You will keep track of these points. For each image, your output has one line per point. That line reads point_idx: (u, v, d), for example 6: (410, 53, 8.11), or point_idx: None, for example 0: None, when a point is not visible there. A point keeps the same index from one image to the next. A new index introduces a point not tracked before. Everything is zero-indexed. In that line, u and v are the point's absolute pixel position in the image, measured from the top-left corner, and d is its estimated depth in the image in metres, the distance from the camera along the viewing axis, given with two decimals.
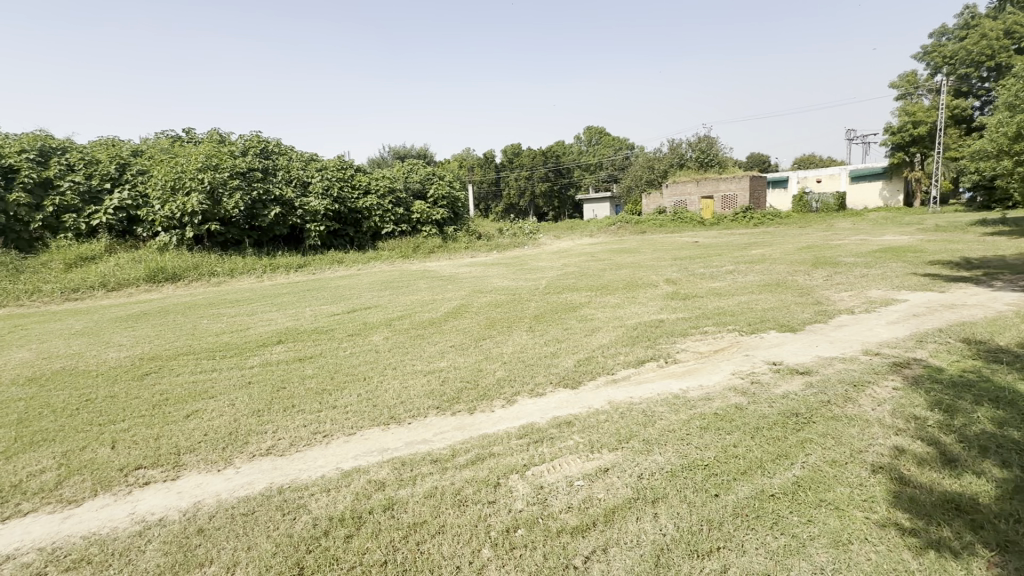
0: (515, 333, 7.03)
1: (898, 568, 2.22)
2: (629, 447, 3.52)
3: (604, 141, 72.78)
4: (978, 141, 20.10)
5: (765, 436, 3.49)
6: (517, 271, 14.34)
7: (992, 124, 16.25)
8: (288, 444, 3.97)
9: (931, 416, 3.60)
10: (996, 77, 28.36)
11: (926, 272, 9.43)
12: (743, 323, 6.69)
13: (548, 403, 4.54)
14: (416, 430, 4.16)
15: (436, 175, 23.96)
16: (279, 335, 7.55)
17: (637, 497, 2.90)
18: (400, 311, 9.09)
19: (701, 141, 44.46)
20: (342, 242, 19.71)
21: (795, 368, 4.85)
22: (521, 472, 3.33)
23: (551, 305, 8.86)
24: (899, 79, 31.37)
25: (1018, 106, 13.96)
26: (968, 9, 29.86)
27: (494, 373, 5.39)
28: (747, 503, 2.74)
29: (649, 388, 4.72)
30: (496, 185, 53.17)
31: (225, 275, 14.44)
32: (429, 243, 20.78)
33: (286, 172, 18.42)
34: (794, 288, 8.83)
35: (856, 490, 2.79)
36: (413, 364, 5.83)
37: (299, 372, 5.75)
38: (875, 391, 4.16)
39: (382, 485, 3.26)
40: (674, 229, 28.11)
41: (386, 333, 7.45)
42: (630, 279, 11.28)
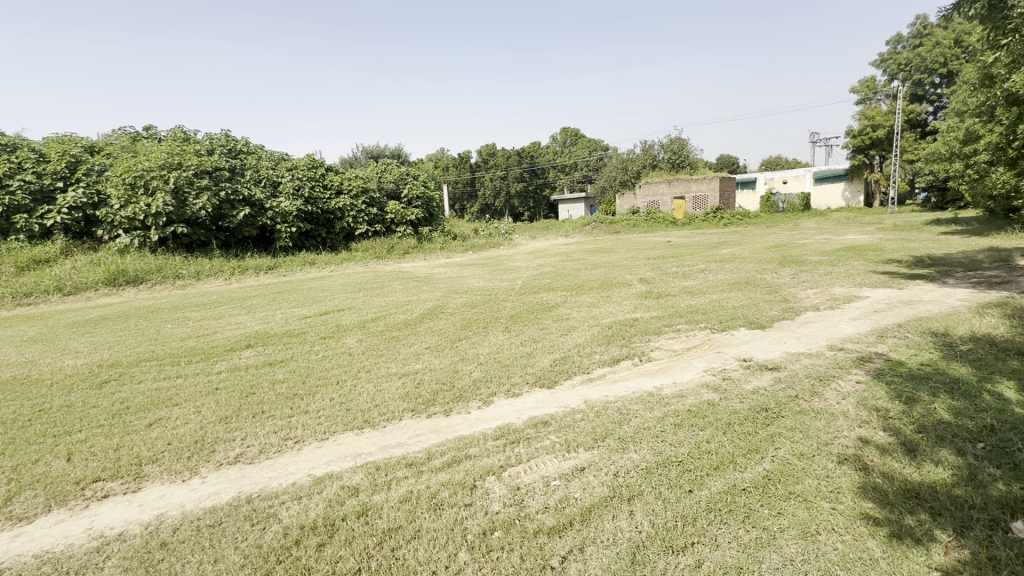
0: (492, 334, 7.01)
1: (863, 557, 2.28)
2: (605, 446, 3.54)
3: (578, 142, 73.51)
4: (933, 144, 21.08)
5: (737, 431, 3.56)
6: (493, 271, 14.34)
7: (946, 128, 17.07)
8: (257, 451, 3.86)
9: (892, 407, 3.75)
10: (948, 83, 30.03)
11: (886, 270, 9.84)
12: (714, 320, 6.83)
13: (524, 404, 4.54)
14: (391, 433, 4.10)
15: (411, 175, 23.75)
16: (248, 339, 7.33)
17: (613, 495, 2.92)
18: (374, 312, 8.95)
19: (672, 142, 45.35)
20: (314, 243, 19.30)
21: (765, 364, 4.97)
22: (498, 474, 3.31)
23: (527, 305, 8.86)
24: (859, 84, 32.60)
25: (968, 112, 14.71)
26: (920, 19, 31.06)
27: (470, 374, 5.35)
28: (719, 498, 2.79)
29: (623, 386, 4.77)
30: (471, 186, 52.96)
31: (190, 278, 13.96)
32: (404, 244, 20.58)
33: (255, 172, 17.94)
34: (762, 286, 9.07)
35: (823, 482, 2.87)
36: (388, 367, 5.74)
37: (268, 377, 5.60)
38: (840, 385, 4.30)
39: (356, 491, 3.19)
40: (646, 229, 28.59)
41: (360, 336, 7.31)
42: (606, 278, 11.39)
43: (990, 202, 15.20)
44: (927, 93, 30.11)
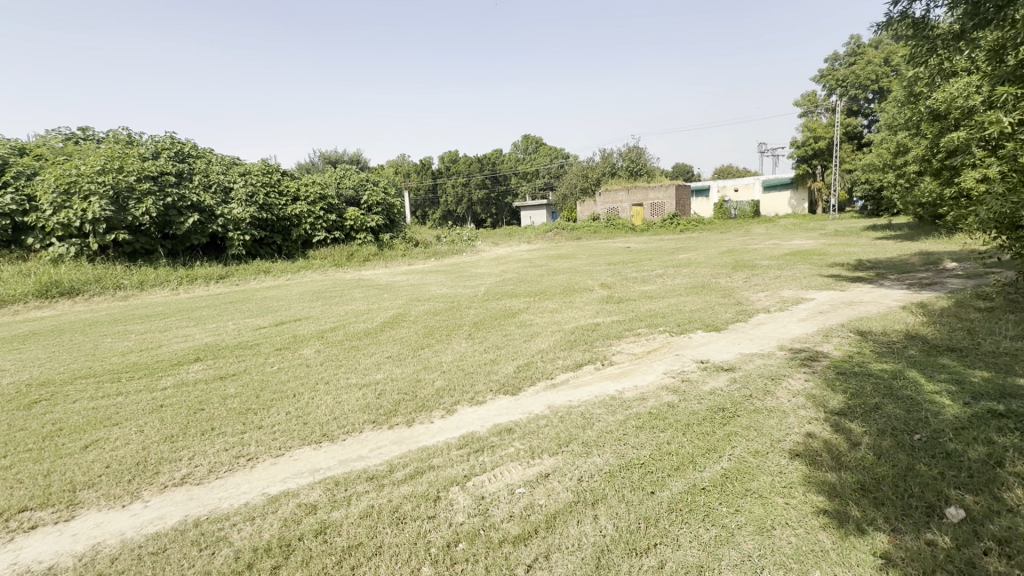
0: (455, 341, 6.94)
1: (815, 549, 2.37)
2: (569, 451, 3.56)
3: (540, 150, 74.46)
4: (868, 155, 22.57)
5: (695, 432, 3.66)
6: (456, 278, 14.25)
7: (879, 140, 18.33)
8: (206, 471, 3.66)
9: (838, 403, 3.95)
10: (880, 98, 32.28)
11: (829, 273, 10.42)
12: (673, 324, 7.02)
13: (488, 411, 4.51)
14: (351, 446, 3.97)
15: (370, 181, 23.37)
16: (197, 352, 6.95)
17: (577, 500, 2.93)
18: (333, 322, 8.69)
19: (630, 151, 46.57)
20: (269, 251, 18.64)
21: (720, 365, 5.14)
22: (462, 484, 3.26)
23: (489, 312, 8.84)
24: (801, 98, 34.56)
25: (898, 126, 15.84)
26: (854, 39, 33.42)
27: (433, 383, 5.27)
28: (680, 498, 2.85)
29: (586, 391, 4.82)
30: (433, 193, 52.56)
31: (133, 288, 13.17)
32: (364, 251, 20.18)
33: (205, 176, 17.12)
34: (717, 290, 9.41)
35: (776, 478, 2.98)
36: (347, 378, 5.57)
37: (219, 392, 5.32)
38: (790, 383, 4.49)
39: (313, 508, 3.06)
40: (606, 236, 29.19)
41: (318, 346, 7.07)
42: (568, 284, 11.52)
43: (919, 210, 16.39)
44: (862, 108, 32.37)
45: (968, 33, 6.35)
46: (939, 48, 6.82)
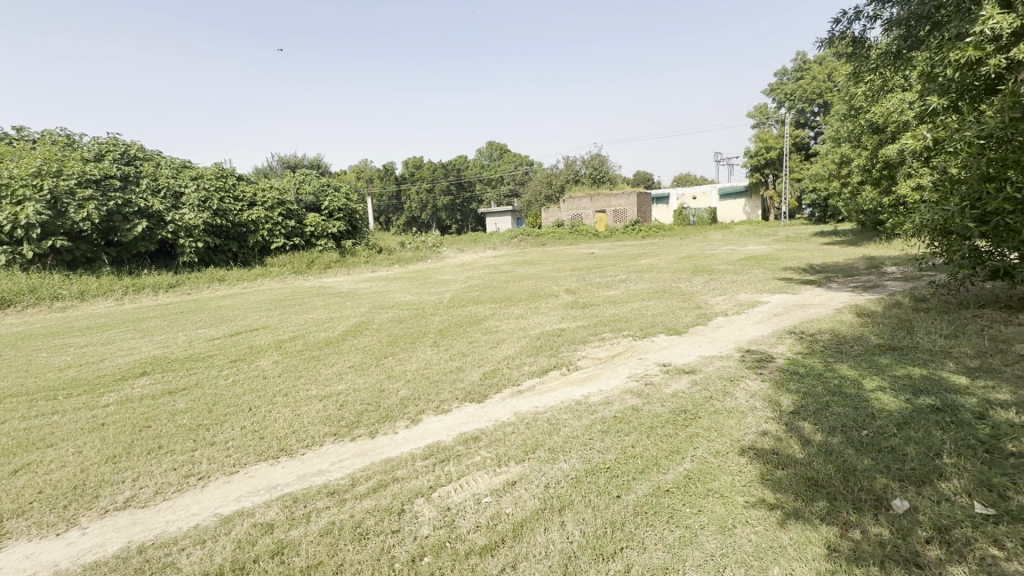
0: (420, 349, 6.83)
1: (774, 545, 2.44)
2: (536, 457, 3.55)
3: (504, 157, 74.82)
4: (814, 165, 23.80)
5: (658, 434, 3.72)
6: (421, 285, 14.08)
7: (824, 151, 19.36)
8: (153, 493, 3.44)
9: (792, 402, 4.11)
10: (824, 112, 34.15)
11: (781, 277, 10.89)
12: (636, 328, 7.15)
13: (454, 420, 4.44)
14: (310, 461, 3.83)
15: (331, 187, 22.85)
16: (143, 366, 6.55)
17: (544, 507, 2.91)
18: (292, 331, 8.39)
19: (593, 158, 47.42)
20: (223, 258, 17.90)
21: (682, 368, 5.27)
22: (427, 495, 3.19)
23: (455, 319, 8.76)
24: (753, 110, 36.15)
25: (841, 138, 16.78)
26: (800, 55, 35.28)
27: (397, 392, 5.16)
28: (645, 501, 2.88)
29: (552, 396, 4.82)
30: (397, 199, 51.84)
31: (72, 299, 12.36)
32: (324, 258, 19.65)
33: (153, 180, 16.27)
34: (677, 295, 9.66)
35: (736, 477, 3.06)
36: (307, 390, 5.38)
37: (168, 408, 5.02)
38: (748, 384, 4.64)
39: (270, 528, 2.92)
40: (571, 242, 29.53)
41: (276, 357, 6.80)
42: (534, 290, 11.57)
43: (861, 217, 17.39)
44: (808, 120, 34.18)
45: (902, 52, 6.84)
46: (877, 65, 7.32)
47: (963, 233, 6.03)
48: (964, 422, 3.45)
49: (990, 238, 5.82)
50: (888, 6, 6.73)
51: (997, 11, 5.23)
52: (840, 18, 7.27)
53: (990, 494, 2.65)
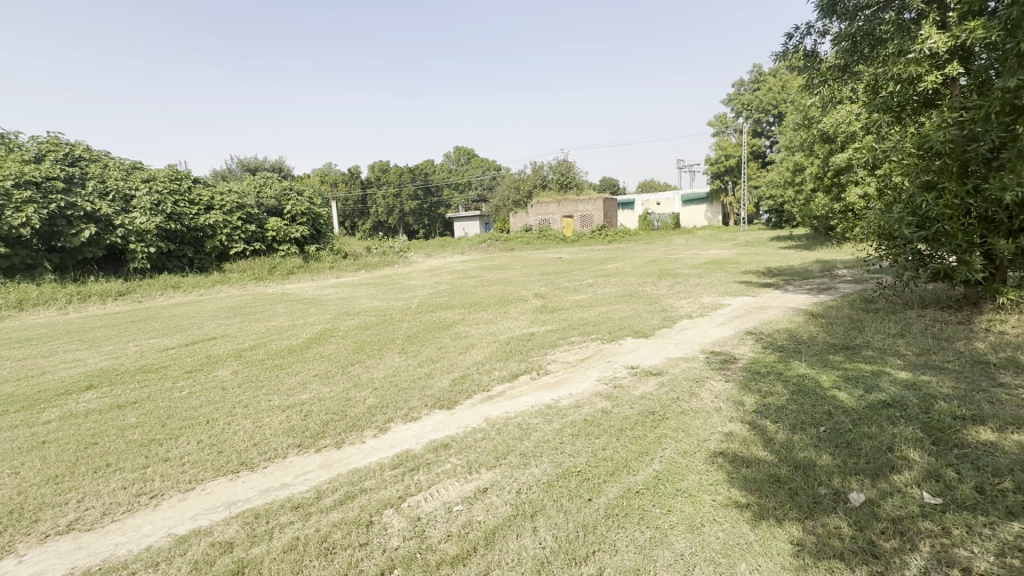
0: (387, 356, 6.70)
1: (741, 542, 2.49)
2: (507, 463, 3.52)
3: (472, 162, 74.74)
4: (771, 174, 24.81)
5: (628, 436, 3.76)
6: (387, 291, 13.85)
7: (780, 160, 20.21)
8: (100, 514, 3.23)
9: (755, 401, 4.24)
10: (779, 122, 35.70)
11: (741, 280, 11.28)
12: (604, 331, 7.23)
13: (423, 427, 4.37)
14: (273, 474, 3.68)
15: (294, 190, 22.25)
16: (89, 379, 6.16)
17: (516, 513, 2.89)
18: (252, 340, 8.08)
19: (560, 164, 47.96)
20: (178, 264, 17.14)
21: (649, 370, 5.36)
22: (396, 505, 3.11)
23: (423, 325, 8.64)
24: (713, 120, 37.42)
25: (795, 147, 17.57)
26: (756, 67, 36.81)
27: (364, 401, 5.03)
28: (616, 503, 2.90)
29: (523, 401, 4.81)
30: (362, 203, 50.96)
31: (9, 309, 11.57)
32: (287, 263, 19.09)
33: (100, 182, 15.44)
34: (644, 298, 9.85)
35: (704, 477, 3.13)
36: (269, 400, 5.19)
37: (117, 423, 4.74)
38: (712, 385, 4.76)
39: (229, 546, 2.79)
40: (539, 247, 29.72)
41: (236, 367, 6.54)
42: (502, 295, 11.56)
43: (814, 223, 18.22)
44: (764, 130, 35.66)
45: (849, 66, 7.24)
46: (827, 78, 7.71)
47: (905, 238, 6.40)
48: (913, 416, 3.64)
49: (930, 243, 6.20)
50: (837, 22, 7.11)
51: (934, 30, 5.61)
52: (793, 32, 7.62)
53: (938, 484, 2.80)
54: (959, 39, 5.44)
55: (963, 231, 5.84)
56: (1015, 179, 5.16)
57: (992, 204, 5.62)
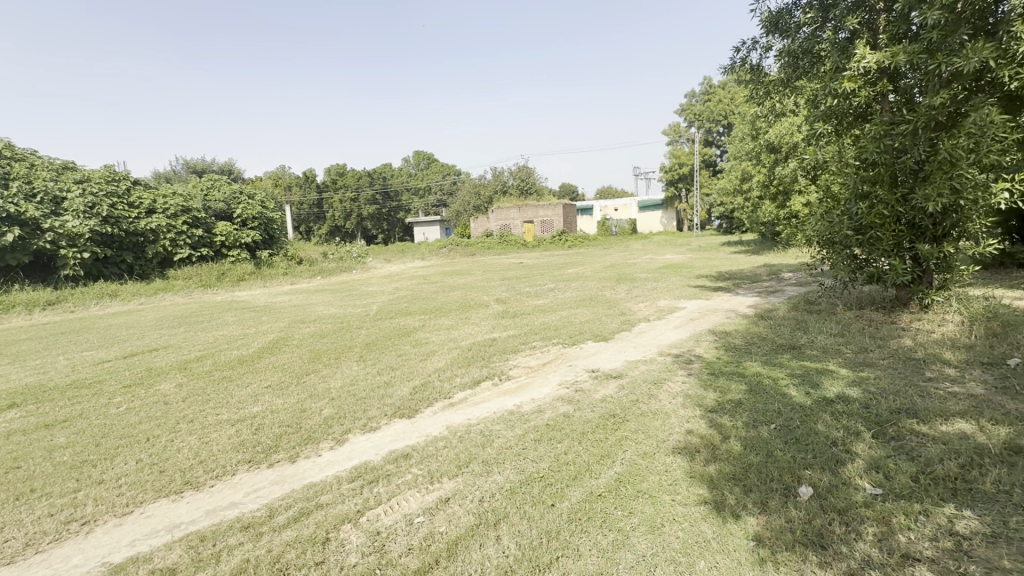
0: (345, 365, 6.49)
1: (699, 540, 2.55)
2: (469, 471, 3.47)
3: (431, 166, 74.04)
4: (721, 182, 25.86)
5: (590, 440, 3.79)
6: (344, 297, 13.47)
7: (730, 168, 21.09)
8: (22, 545, 2.95)
9: (710, 401, 4.37)
10: (728, 132, 37.32)
11: (696, 284, 11.67)
12: (565, 336, 7.29)
13: (382, 437, 4.26)
14: (222, 492, 3.48)
15: (244, 194, 21.33)
16: (11, 397, 5.64)
17: (479, 522, 2.85)
18: (198, 351, 7.64)
19: (521, 170, 48.28)
20: (115, 271, 16.06)
21: (610, 373, 5.44)
22: (355, 520, 3.00)
23: (383, 332, 8.43)
24: (667, 129, 38.68)
25: (743, 156, 18.41)
26: (707, 80, 38.36)
27: (321, 412, 4.85)
28: (580, 508, 2.91)
29: (485, 407, 4.77)
30: (318, 207, 49.41)
31: None
32: (237, 269, 18.25)
33: (26, 183, 14.28)
34: (603, 302, 10.01)
35: (663, 477, 3.19)
36: (217, 414, 4.91)
37: (44, 444, 4.36)
38: (670, 386, 4.88)
39: (171, 573, 2.60)
40: (500, 252, 29.73)
41: (180, 380, 6.15)
42: (464, 300, 11.47)
43: (761, 229, 19.11)
44: (715, 140, 37.19)
45: (791, 80, 7.65)
46: (770, 91, 8.12)
47: (843, 243, 6.82)
48: (855, 412, 3.85)
49: (865, 248, 6.62)
50: (779, 38, 7.51)
51: (867, 50, 6.02)
52: (739, 47, 7.99)
53: (878, 475, 2.96)
54: (888, 58, 5.86)
55: (894, 238, 6.28)
56: (937, 190, 5.61)
57: (918, 213, 6.07)
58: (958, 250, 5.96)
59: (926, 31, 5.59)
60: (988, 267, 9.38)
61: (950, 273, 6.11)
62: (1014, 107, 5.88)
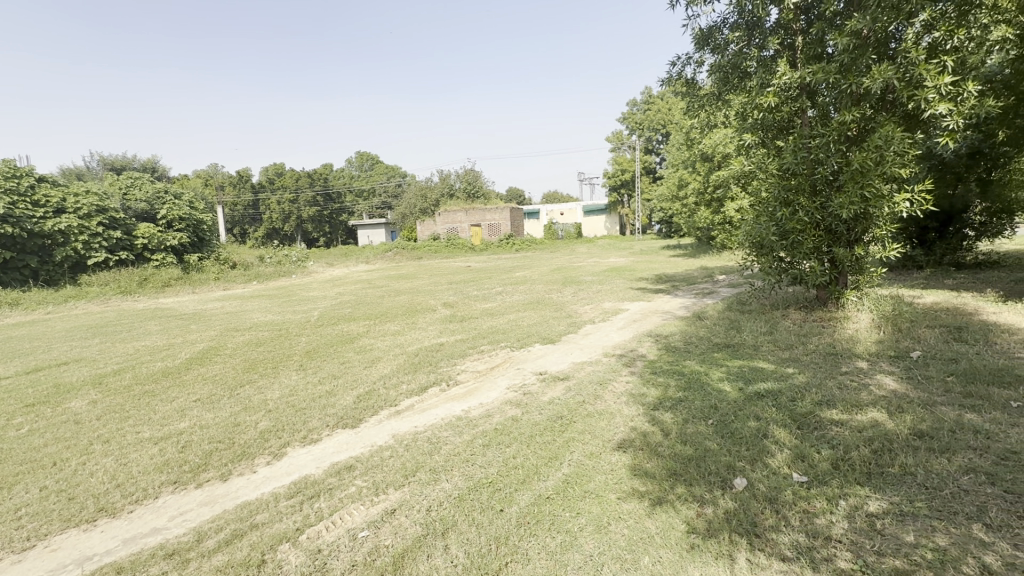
0: (283, 374, 6.18)
1: (643, 536, 2.62)
2: (416, 481, 3.39)
3: (376, 167, 72.23)
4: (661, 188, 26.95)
5: (538, 442, 3.82)
6: (283, 303, 12.84)
7: (668, 175, 22.02)
8: None
9: (652, 399, 4.52)
10: (667, 141, 39.00)
11: (638, 286, 12.09)
12: (512, 339, 7.31)
13: (324, 450, 4.07)
14: (143, 518, 3.20)
15: (170, 193, 19.86)
16: None
17: (427, 532, 2.79)
18: (116, 364, 7.00)
19: (468, 173, 48.14)
20: (16, 277, 14.45)
21: (557, 375, 5.51)
22: (293, 539, 2.84)
23: (324, 339, 8.08)
24: (610, 136, 39.88)
25: (681, 164, 19.29)
26: (647, 90, 39.92)
27: (256, 425, 4.58)
28: (528, 511, 2.91)
29: (432, 414, 4.68)
30: (254, 208, 46.88)
31: None
32: (161, 274, 16.94)
33: None
34: (550, 305, 10.14)
35: (609, 476, 3.26)
36: (138, 432, 4.52)
37: None
38: (615, 386, 5.01)
39: None
40: (447, 255, 29.49)
41: (94, 397, 5.60)
42: (410, 305, 11.25)
43: (698, 233, 20.10)
44: (655, 148, 38.77)
45: (723, 94, 8.09)
46: (704, 103, 8.54)
47: (770, 247, 7.29)
48: (783, 405, 4.12)
49: (790, 251, 7.12)
50: (710, 54, 7.91)
51: (788, 68, 6.47)
52: (675, 61, 8.37)
53: (804, 464, 3.17)
54: (807, 77, 6.34)
55: (814, 242, 6.80)
56: (851, 199, 6.13)
57: (835, 219, 6.60)
58: (869, 253, 6.53)
59: (837, 54, 6.12)
60: (894, 268, 10.37)
61: (861, 274, 6.69)
62: (913, 126, 6.54)
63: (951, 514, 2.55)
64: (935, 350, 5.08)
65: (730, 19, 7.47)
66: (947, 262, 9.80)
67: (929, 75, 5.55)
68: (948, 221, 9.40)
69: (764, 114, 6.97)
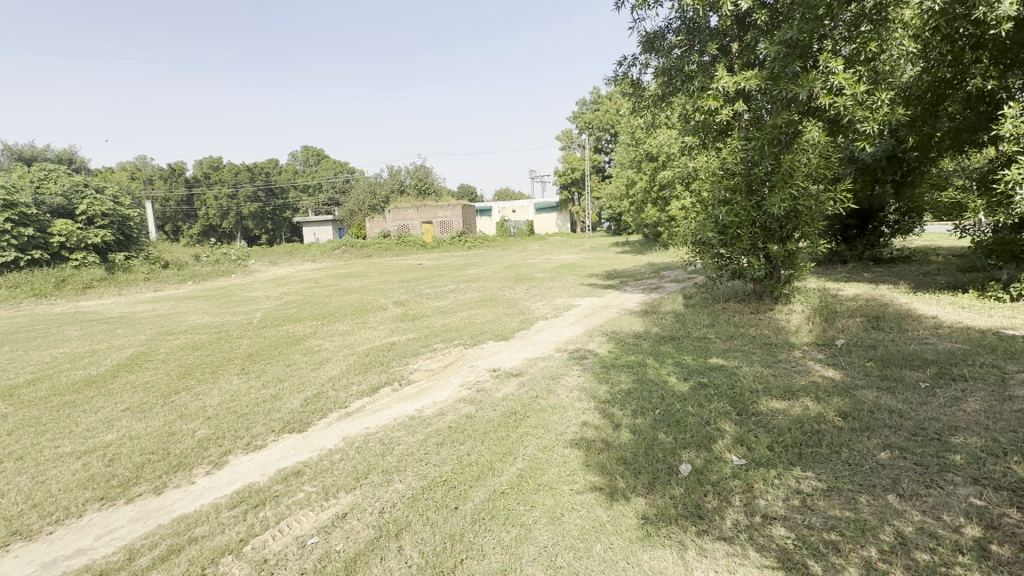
0: (224, 379, 5.86)
1: (595, 524, 2.69)
2: (369, 483, 3.31)
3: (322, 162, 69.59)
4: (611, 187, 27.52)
5: (492, 439, 3.83)
6: (222, 304, 12.14)
7: (617, 173, 22.56)
8: None
9: (603, 393, 4.64)
10: (615, 141, 39.92)
11: (589, 282, 12.35)
12: (466, 337, 7.29)
13: (270, 456, 3.90)
14: (65, 539, 2.94)
15: (91, 186, 18.25)
16: None
17: (380, 534, 2.74)
18: (30, 373, 6.38)
19: (419, 169, 47.32)
20: None
21: (510, 371, 5.55)
22: (237, 551, 2.71)
23: (268, 341, 7.73)
24: (561, 135, 40.36)
25: (628, 164, 19.81)
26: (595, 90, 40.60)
27: (194, 433, 4.32)
28: (483, 507, 2.93)
29: (384, 415, 4.59)
30: (188, 204, 44.00)
31: None
32: (82, 275, 15.59)
33: None
34: (503, 302, 10.17)
35: (562, 468, 3.32)
36: (57, 446, 4.15)
37: None
38: (567, 380, 5.11)
39: None
40: (398, 253, 28.90)
41: (5, 410, 5.08)
42: (359, 304, 10.95)
43: (645, 230, 20.74)
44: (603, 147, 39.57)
45: (666, 95, 8.37)
46: (649, 104, 8.78)
47: (711, 244, 7.64)
48: (724, 394, 4.34)
49: (729, 247, 7.49)
50: (654, 57, 8.14)
51: (725, 73, 6.75)
52: (622, 62, 8.57)
53: (742, 448, 3.37)
54: (741, 82, 6.66)
55: (750, 238, 7.19)
56: (781, 198, 6.54)
57: (769, 217, 6.99)
58: (798, 249, 7.00)
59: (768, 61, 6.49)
60: (821, 262, 11.18)
61: (793, 269, 7.16)
62: (835, 130, 7.04)
63: (871, 486, 2.79)
64: (856, 338, 5.53)
65: (673, 25, 7.74)
66: (866, 258, 10.68)
67: (846, 84, 6.00)
68: (867, 220, 10.25)
69: (705, 116, 7.23)
